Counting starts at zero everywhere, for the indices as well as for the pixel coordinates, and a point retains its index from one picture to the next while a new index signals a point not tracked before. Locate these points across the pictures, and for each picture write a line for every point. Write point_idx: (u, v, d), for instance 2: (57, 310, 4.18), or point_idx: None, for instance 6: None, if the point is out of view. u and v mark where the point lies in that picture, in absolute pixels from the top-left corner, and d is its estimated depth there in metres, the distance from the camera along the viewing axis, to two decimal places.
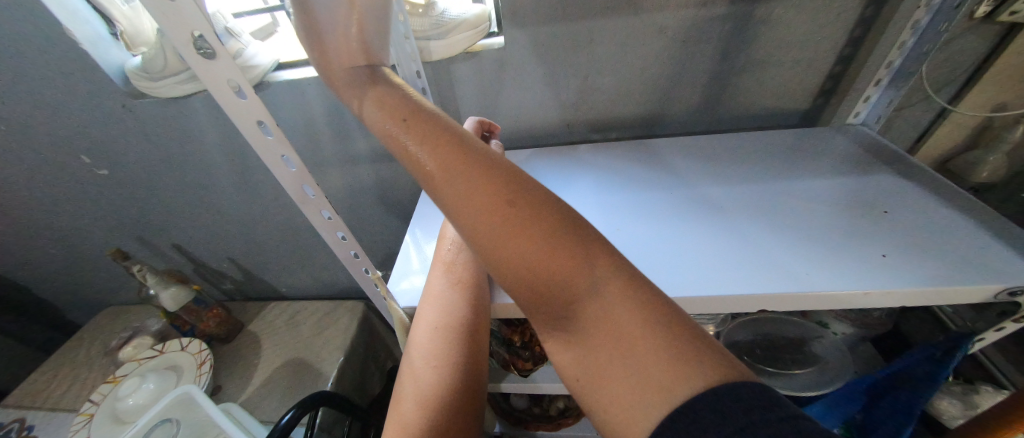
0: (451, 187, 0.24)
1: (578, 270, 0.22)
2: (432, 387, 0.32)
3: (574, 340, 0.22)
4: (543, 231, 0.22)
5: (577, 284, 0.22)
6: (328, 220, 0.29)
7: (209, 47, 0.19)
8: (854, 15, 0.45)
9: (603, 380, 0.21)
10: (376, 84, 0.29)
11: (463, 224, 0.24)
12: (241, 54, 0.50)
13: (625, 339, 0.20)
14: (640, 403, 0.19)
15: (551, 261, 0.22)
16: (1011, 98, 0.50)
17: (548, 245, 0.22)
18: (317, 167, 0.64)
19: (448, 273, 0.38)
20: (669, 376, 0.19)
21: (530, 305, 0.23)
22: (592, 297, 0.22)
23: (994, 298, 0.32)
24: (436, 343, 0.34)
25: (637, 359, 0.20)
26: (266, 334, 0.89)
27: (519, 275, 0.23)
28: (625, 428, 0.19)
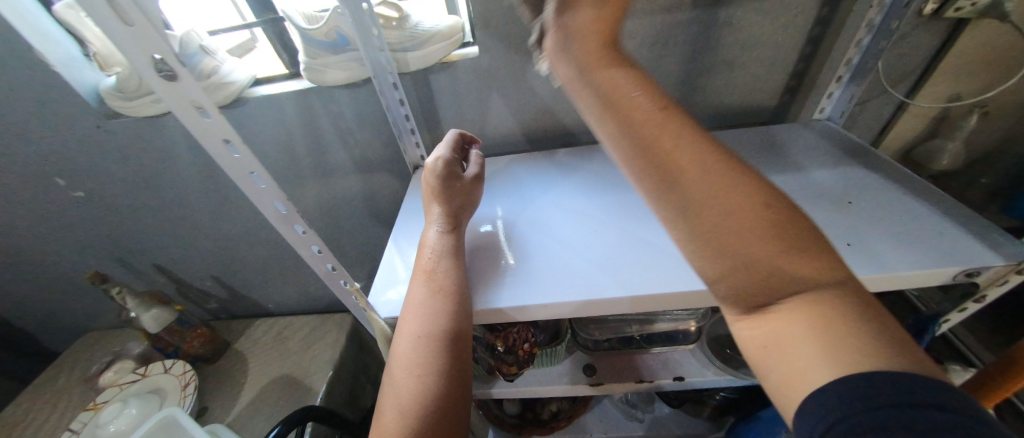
0: (693, 168, 0.25)
1: (807, 265, 0.23)
2: (427, 390, 0.32)
3: (769, 315, 0.23)
4: (788, 230, 0.23)
5: (800, 275, 0.23)
6: (301, 234, 0.29)
7: (170, 70, 0.20)
8: (812, 16, 0.47)
9: (787, 349, 0.22)
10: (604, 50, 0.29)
11: (695, 199, 0.24)
12: (216, 72, 0.49)
13: (829, 323, 0.22)
14: (816, 371, 0.21)
15: (788, 260, 0.23)
16: (963, 90, 0.53)
17: (788, 241, 0.23)
18: (298, 180, 0.64)
19: (430, 281, 0.38)
20: (868, 357, 0.20)
21: (743, 282, 0.24)
22: (818, 287, 0.22)
23: (952, 279, 0.34)
24: (420, 351, 0.34)
25: (829, 344, 0.21)
26: (253, 351, 0.88)
27: (739, 252, 0.23)
28: (795, 384, 0.22)
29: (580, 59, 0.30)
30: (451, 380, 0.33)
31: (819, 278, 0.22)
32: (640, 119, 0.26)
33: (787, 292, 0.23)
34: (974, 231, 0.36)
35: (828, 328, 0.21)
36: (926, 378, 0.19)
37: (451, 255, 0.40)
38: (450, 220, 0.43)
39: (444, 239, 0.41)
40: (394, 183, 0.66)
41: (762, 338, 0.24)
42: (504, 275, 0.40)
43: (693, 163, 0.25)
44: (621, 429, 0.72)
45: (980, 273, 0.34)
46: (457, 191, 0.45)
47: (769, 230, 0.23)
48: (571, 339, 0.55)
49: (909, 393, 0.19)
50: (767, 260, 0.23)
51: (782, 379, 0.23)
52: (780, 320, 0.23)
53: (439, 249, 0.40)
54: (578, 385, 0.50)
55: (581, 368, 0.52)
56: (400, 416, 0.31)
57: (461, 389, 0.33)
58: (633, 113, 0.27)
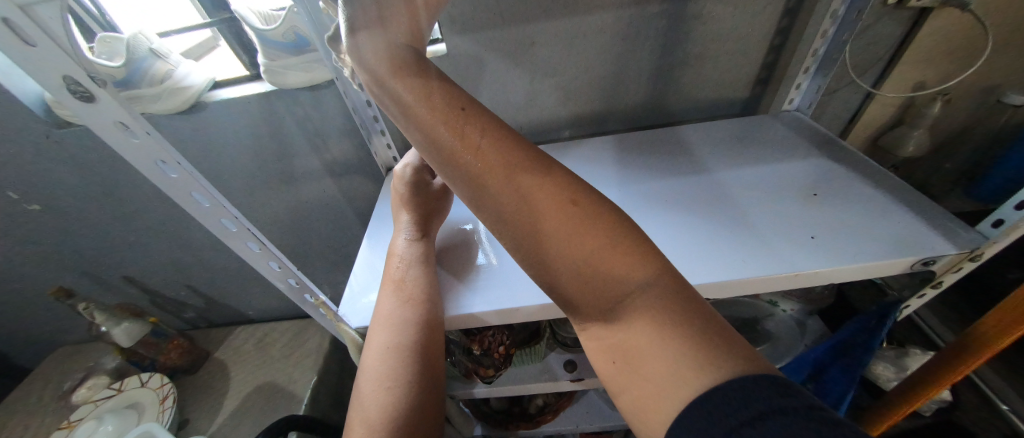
0: (524, 199, 0.24)
1: (625, 270, 0.24)
2: (399, 402, 0.32)
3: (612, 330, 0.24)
4: (604, 237, 0.24)
5: (618, 281, 0.24)
6: (257, 251, 0.28)
7: (87, 91, 0.19)
8: (781, 8, 0.47)
9: (627, 359, 0.23)
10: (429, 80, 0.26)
11: (530, 229, 0.24)
12: (170, 76, 0.47)
13: (650, 329, 0.22)
14: (675, 389, 0.20)
15: (607, 268, 0.24)
16: (927, 78, 0.54)
17: (609, 248, 0.24)
18: (267, 186, 0.62)
19: (398, 290, 0.37)
20: (700, 359, 0.20)
21: (581, 300, 0.25)
22: (632, 291, 0.23)
23: (910, 268, 0.35)
24: (390, 363, 0.34)
25: (664, 353, 0.21)
26: (234, 360, 0.86)
27: (570, 273, 0.25)
28: (656, 405, 0.21)
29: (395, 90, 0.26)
30: (423, 390, 0.33)
31: (632, 280, 0.23)
32: (445, 137, 0.25)
33: (611, 299, 0.24)
34: (931, 221, 0.37)
35: (648, 336, 0.22)
36: (774, 382, 0.18)
37: (421, 262, 0.39)
38: (420, 226, 0.42)
39: (413, 247, 0.41)
40: (369, 185, 0.65)
41: (606, 347, 0.25)
42: (479, 278, 0.40)
43: (521, 193, 0.24)
44: (606, 418, 0.73)
45: (935, 263, 0.35)
46: (426, 196, 0.44)
47: (584, 235, 0.24)
48: (551, 337, 0.55)
49: (763, 399, 0.18)
50: (593, 272, 0.24)
51: (639, 398, 0.22)
52: (615, 330, 0.24)
53: (408, 256, 0.40)
54: (559, 381, 0.50)
55: (561, 365, 0.53)
56: (372, 428, 0.31)
57: (433, 398, 0.34)
58: (468, 150, 0.25)
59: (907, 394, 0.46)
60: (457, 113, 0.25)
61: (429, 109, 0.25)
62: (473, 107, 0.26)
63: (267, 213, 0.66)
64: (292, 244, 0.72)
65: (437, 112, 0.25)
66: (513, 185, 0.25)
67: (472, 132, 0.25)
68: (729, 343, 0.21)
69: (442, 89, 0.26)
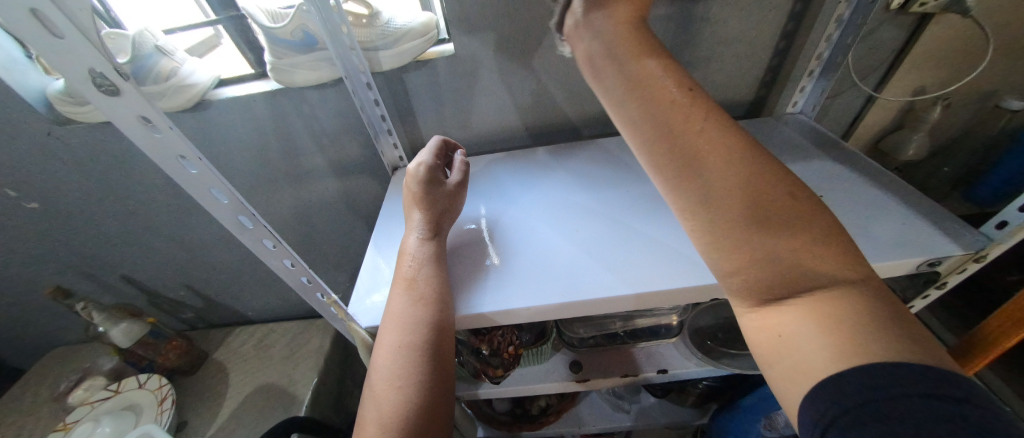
0: (721, 166, 0.24)
1: (831, 261, 0.22)
2: (408, 402, 0.32)
3: (790, 310, 0.22)
4: (812, 226, 0.23)
5: (822, 268, 0.22)
6: (272, 249, 0.28)
7: (111, 85, 0.19)
8: (786, 11, 0.48)
9: (794, 339, 0.22)
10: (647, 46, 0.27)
11: (720, 196, 0.23)
12: (176, 73, 0.47)
13: (836, 314, 0.21)
14: (829, 362, 0.20)
15: (810, 253, 0.22)
16: (928, 82, 0.55)
17: (815, 236, 0.23)
18: (271, 185, 0.62)
19: (410, 289, 0.37)
20: (888, 350, 0.20)
21: (762, 277, 0.23)
22: (831, 280, 0.22)
23: (916, 269, 0.36)
24: (401, 362, 0.34)
25: (848, 340, 0.20)
26: (234, 361, 0.85)
27: (756, 248, 0.23)
28: (805, 375, 0.21)
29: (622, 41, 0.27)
30: (432, 391, 0.33)
31: (836, 270, 0.22)
32: (666, 108, 0.25)
33: (805, 284, 0.22)
34: (936, 222, 0.37)
35: (837, 321, 0.21)
36: (944, 371, 0.18)
37: (433, 261, 0.39)
38: (432, 225, 0.42)
39: (425, 246, 0.40)
40: (373, 185, 0.65)
41: (775, 330, 0.23)
42: (488, 279, 0.39)
43: (721, 161, 0.24)
44: (608, 420, 0.73)
45: (941, 263, 0.35)
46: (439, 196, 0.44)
47: (791, 220, 0.23)
48: (557, 337, 0.55)
49: (920, 380, 0.18)
50: (795, 249, 0.22)
51: (787, 372, 0.22)
52: (793, 312, 0.22)
53: (419, 256, 0.39)
54: (566, 382, 0.50)
55: (567, 365, 0.53)
56: (381, 427, 0.31)
57: (442, 398, 0.33)
58: (672, 107, 0.25)
59: None
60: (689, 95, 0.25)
61: (658, 85, 0.25)
62: (696, 89, 0.26)
63: (269, 213, 0.66)
64: (294, 244, 0.71)
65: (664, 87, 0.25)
66: (712, 151, 0.24)
67: (685, 106, 0.25)
68: (924, 343, 0.20)
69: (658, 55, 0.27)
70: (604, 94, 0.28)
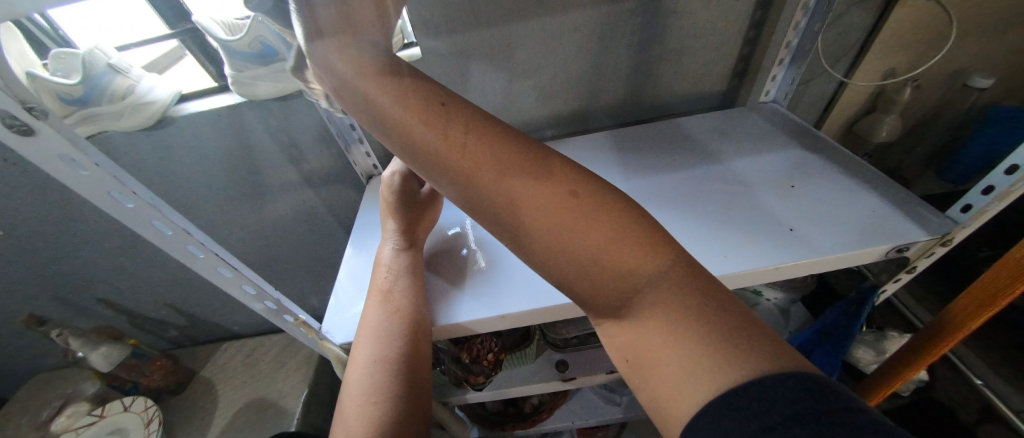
0: (524, 200, 0.24)
1: (638, 268, 0.23)
2: (384, 416, 0.32)
3: (628, 328, 0.24)
4: (614, 232, 0.24)
5: (631, 278, 0.23)
6: (228, 276, 0.27)
7: (25, 124, 0.18)
8: (754, 0, 0.47)
9: (642, 357, 0.23)
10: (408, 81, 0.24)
11: (536, 228, 0.24)
12: (132, 91, 0.45)
13: (671, 327, 0.22)
14: (690, 387, 0.20)
15: (621, 270, 0.23)
16: (898, 65, 0.55)
17: (618, 244, 0.23)
18: (244, 200, 0.60)
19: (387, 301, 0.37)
20: (724, 357, 0.20)
21: (596, 301, 0.25)
22: (644, 285, 0.23)
23: (885, 255, 0.36)
24: (375, 376, 0.33)
25: (693, 358, 0.21)
26: (222, 377, 0.84)
27: (578, 274, 0.24)
28: (673, 404, 0.21)
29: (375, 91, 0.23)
30: (407, 404, 0.33)
31: (646, 274, 0.23)
32: (452, 158, 0.24)
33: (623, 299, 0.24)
34: (903, 208, 0.37)
35: (671, 335, 0.22)
36: (811, 389, 0.18)
37: (411, 271, 0.39)
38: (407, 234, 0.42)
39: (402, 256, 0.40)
40: (350, 194, 0.64)
41: (624, 346, 0.25)
42: (445, 292, 0.39)
43: (520, 192, 0.24)
44: (600, 413, 0.74)
45: (908, 249, 0.35)
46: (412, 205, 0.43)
47: (590, 232, 0.23)
48: (542, 338, 0.55)
49: (790, 403, 0.17)
50: (607, 270, 0.24)
51: (661, 397, 0.22)
52: (633, 329, 0.24)
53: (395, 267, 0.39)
54: (552, 382, 0.50)
55: (553, 365, 0.53)
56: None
57: (419, 410, 0.33)
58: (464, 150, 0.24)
59: (889, 376, 0.47)
60: (438, 110, 0.24)
61: (407, 110, 0.23)
62: (459, 114, 0.24)
63: (245, 228, 0.64)
64: (274, 258, 0.70)
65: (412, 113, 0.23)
66: (512, 186, 0.24)
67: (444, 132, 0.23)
68: (754, 330, 0.21)
69: (419, 90, 0.24)
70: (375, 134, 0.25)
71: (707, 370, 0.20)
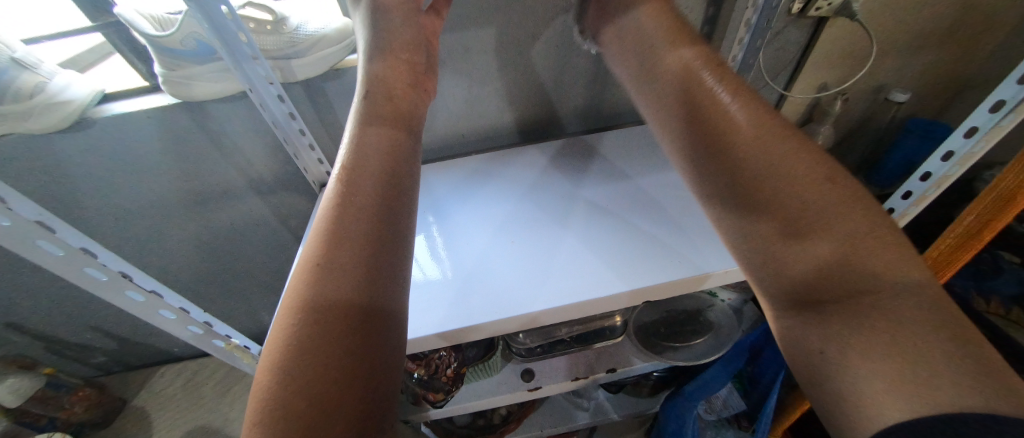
0: (760, 147, 0.27)
1: (891, 268, 0.22)
2: (319, 332, 0.21)
3: (829, 325, 0.23)
4: (873, 222, 0.23)
5: (875, 275, 0.22)
6: (140, 301, 0.24)
7: None
8: (701, 15, 0.50)
9: (832, 348, 0.22)
10: (694, 61, 0.33)
11: (764, 176, 0.26)
12: (42, 89, 0.40)
13: (890, 327, 0.20)
14: (889, 400, 0.19)
15: (868, 255, 0.22)
16: (829, 80, 0.60)
17: (866, 231, 0.23)
18: (181, 211, 0.55)
19: (341, 190, 0.26)
20: (952, 391, 0.18)
21: (804, 284, 0.24)
22: (888, 289, 0.21)
23: None
24: (325, 288, 0.22)
25: (900, 374, 0.19)
26: (158, 405, 0.78)
27: (804, 242, 0.24)
28: (864, 408, 0.20)
29: (667, 60, 0.35)
30: (355, 317, 0.22)
31: (899, 277, 0.21)
32: (708, 105, 0.30)
33: (851, 289, 0.22)
34: None
35: (888, 347, 0.20)
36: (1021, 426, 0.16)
37: (381, 144, 0.29)
38: (382, 118, 0.31)
39: (371, 136, 0.29)
40: (300, 204, 0.60)
41: (813, 331, 0.23)
42: (422, 298, 0.37)
43: (759, 142, 0.27)
44: (570, 419, 0.73)
45: None
46: (388, 88, 0.33)
47: (858, 218, 0.23)
48: (506, 347, 0.54)
49: None
50: (850, 243, 0.23)
51: (838, 396, 0.21)
52: (838, 326, 0.22)
53: (355, 149, 0.28)
54: (517, 392, 0.49)
55: (518, 374, 0.52)
56: (274, 368, 0.20)
57: (379, 327, 0.22)
58: (718, 103, 0.30)
59: None
60: (721, 78, 0.31)
61: (692, 76, 0.32)
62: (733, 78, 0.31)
63: (183, 240, 0.59)
64: (218, 271, 0.65)
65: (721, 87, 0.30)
66: (754, 136, 0.27)
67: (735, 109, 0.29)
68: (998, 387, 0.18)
69: (710, 63, 0.33)
70: (639, 89, 0.37)
71: (919, 384, 0.19)
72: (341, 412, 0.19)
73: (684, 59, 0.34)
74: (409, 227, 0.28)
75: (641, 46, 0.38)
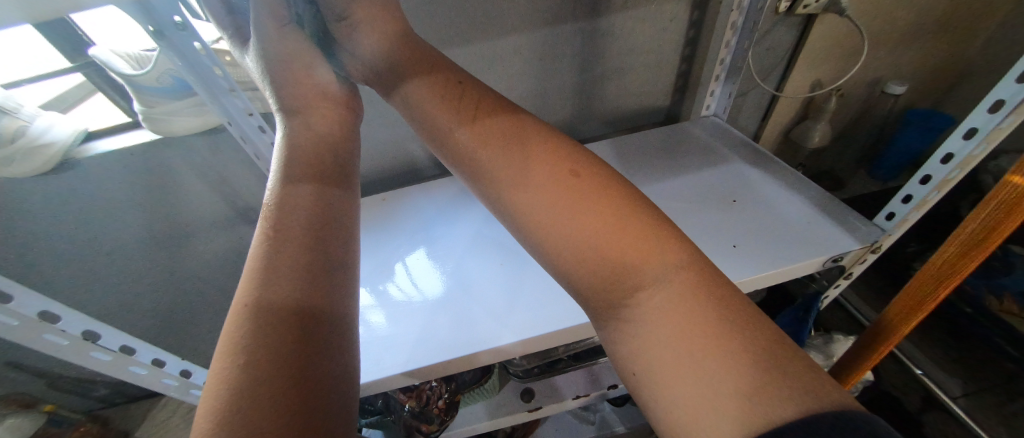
0: (512, 159, 0.27)
1: (647, 257, 0.23)
2: (263, 380, 0.19)
3: (633, 339, 0.23)
4: (610, 208, 0.24)
5: (637, 270, 0.23)
6: (108, 360, 0.25)
7: None
8: (686, 20, 0.49)
9: (653, 378, 0.21)
10: (432, 66, 0.33)
11: (531, 192, 0.26)
12: (24, 132, 0.39)
13: (683, 343, 0.21)
14: (705, 414, 0.19)
15: (631, 253, 0.23)
16: (823, 76, 0.58)
17: (613, 224, 0.24)
18: (171, 244, 0.55)
19: (273, 238, 0.24)
20: (741, 386, 0.18)
21: (594, 296, 0.24)
22: (650, 282, 0.23)
23: (823, 266, 0.37)
24: (262, 344, 0.20)
25: (700, 372, 0.20)
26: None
27: (582, 260, 0.24)
28: (689, 423, 0.19)
29: (410, 70, 0.33)
30: (305, 369, 0.20)
31: (658, 266, 0.23)
32: (462, 119, 0.30)
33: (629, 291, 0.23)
34: (833, 217, 0.39)
35: (686, 353, 0.20)
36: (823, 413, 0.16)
37: (320, 187, 0.28)
38: (312, 168, 0.28)
39: (308, 186, 0.27)
40: None
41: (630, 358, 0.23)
42: (376, 344, 0.34)
43: (510, 152, 0.27)
44: (575, 433, 0.71)
45: (843, 258, 0.36)
46: (325, 123, 0.33)
47: (598, 213, 0.24)
48: (504, 368, 0.53)
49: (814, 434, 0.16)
50: (610, 245, 0.23)
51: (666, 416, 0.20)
52: (637, 336, 0.22)
53: (288, 195, 0.26)
54: (518, 414, 0.48)
55: (518, 394, 0.51)
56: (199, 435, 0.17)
57: (330, 378, 0.21)
58: (462, 117, 0.30)
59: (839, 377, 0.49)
60: (459, 84, 0.32)
61: (429, 88, 0.32)
62: (466, 81, 0.32)
63: (175, 272, 0.58)
64: (212, 300, 0.64)
65: (479, 109, 0.30)
66: (503, 149, 0.28)
67: (480, 146, 0.28)
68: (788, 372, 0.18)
69: (443, 67, 0.33)
70: (392, 102, 0.34)
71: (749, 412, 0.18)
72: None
73: (425, 67, 0.33)
74: (354, 266, 0.26)
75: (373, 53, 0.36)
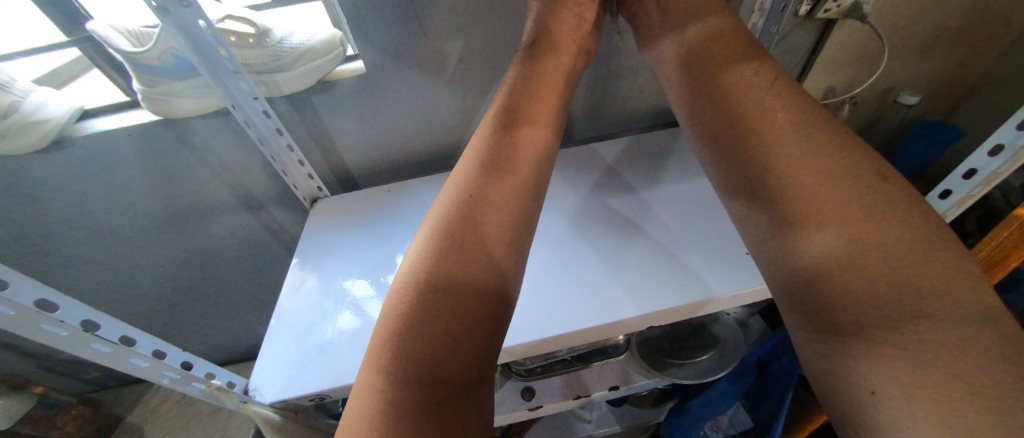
0: (792, 131, 0.27)
1: (949, 272, 0.20)
2: (456, 273, 0.25)
3: (856, 317, 0.21)
4: (912, 215, 0.22)
5: (927, 276, 0.20)
6: (107, 350, 0.25)
7: None
8: None
9: (857, 345, 0.21)
10: (720, 52, 0.34)
11: (793, 160, 0.26)
12: (16, 108, 0.37)
13: (927, 334, 0.19)
14: (905, 390, 0.19)
15: (920, 260, 0.20)
16: (836, 83, 0.58)
17: (906, 224, 0.21)
18: (172, 228, 0.54)
19: (482, 172, 0.30)
20: (982, 389, 0.17)
21: (832, 272, 0.22)
22: (941, 294, 0.19)
23: None
24: (460, 248, 0.26)
25: (922, 361, 0.19)
26: (154, 419, 0.77)
27: (843, 233, 0.22)
28: (880, 393, 0.19)
29: (694, 54, 0.36)
30: (485, 279, 0.25)
31: (959, 289, 0.19)
32: (739, 97, 0.30)
33: (901, 288, 0.20)
34: None
35: (917, 342, 0.19)
36: None
37: (528, 143, 0.33)
38: (529, 118, 0.34)
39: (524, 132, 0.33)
40: (294, 218, 0.59)
41: (803, 277, 0.24)
42: None
43: (795, 127, 0.27)
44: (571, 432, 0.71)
45: None
46: (535, 92, 0.36)
47: (892, 211, 0.22)
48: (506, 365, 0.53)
49: None
50: (901, 241, 0.21)
51: (848, 385, 0.21)
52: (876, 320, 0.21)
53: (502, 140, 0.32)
54: (517, 412, 0.48)
55: (519, 392, 0.50)
56: (416, 297, 0.24)
57: (500, 294, 0.26)
58: (744, 93, 0.30)
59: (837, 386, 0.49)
60: (751, 66, 0.32)
61: (718, 69, 0.33)
62: (773, 68, 0.31)
63: (172, 256, 0.57)
64: (209, 286, 0.63)
65: (725, 61, 0.33)
66: (787, 122, 0.27)
67: (734, 91, 0.31)
68: None
69: (746, 51, 0.33)
70: (670, 77, 0.37)
71: (932, 345, 0.19)
72: (465, 354, 0.23)
73: (717, 50, 0.34)
74: (534, 227, 0.30)
75: (663, 37, 0.40)
